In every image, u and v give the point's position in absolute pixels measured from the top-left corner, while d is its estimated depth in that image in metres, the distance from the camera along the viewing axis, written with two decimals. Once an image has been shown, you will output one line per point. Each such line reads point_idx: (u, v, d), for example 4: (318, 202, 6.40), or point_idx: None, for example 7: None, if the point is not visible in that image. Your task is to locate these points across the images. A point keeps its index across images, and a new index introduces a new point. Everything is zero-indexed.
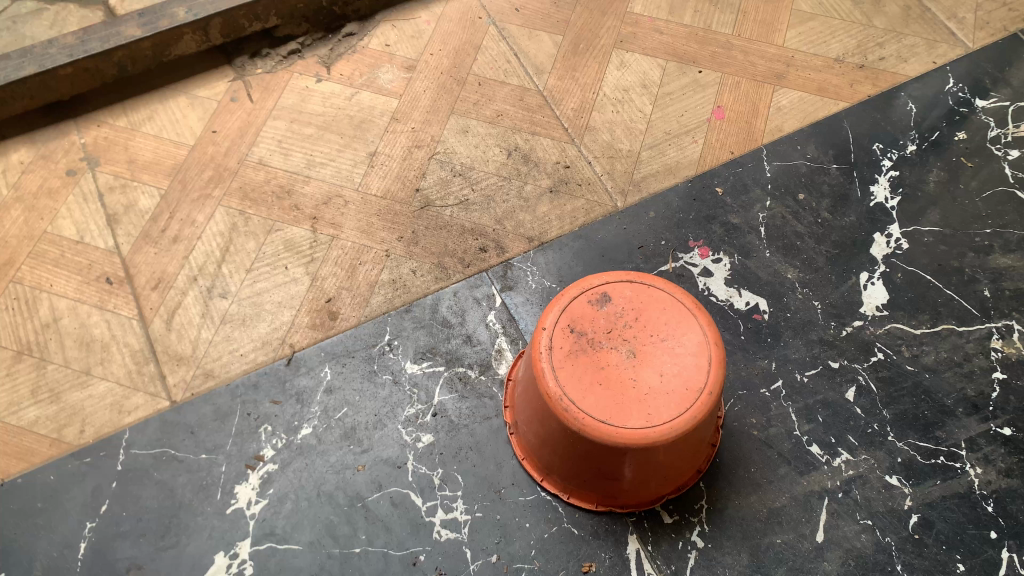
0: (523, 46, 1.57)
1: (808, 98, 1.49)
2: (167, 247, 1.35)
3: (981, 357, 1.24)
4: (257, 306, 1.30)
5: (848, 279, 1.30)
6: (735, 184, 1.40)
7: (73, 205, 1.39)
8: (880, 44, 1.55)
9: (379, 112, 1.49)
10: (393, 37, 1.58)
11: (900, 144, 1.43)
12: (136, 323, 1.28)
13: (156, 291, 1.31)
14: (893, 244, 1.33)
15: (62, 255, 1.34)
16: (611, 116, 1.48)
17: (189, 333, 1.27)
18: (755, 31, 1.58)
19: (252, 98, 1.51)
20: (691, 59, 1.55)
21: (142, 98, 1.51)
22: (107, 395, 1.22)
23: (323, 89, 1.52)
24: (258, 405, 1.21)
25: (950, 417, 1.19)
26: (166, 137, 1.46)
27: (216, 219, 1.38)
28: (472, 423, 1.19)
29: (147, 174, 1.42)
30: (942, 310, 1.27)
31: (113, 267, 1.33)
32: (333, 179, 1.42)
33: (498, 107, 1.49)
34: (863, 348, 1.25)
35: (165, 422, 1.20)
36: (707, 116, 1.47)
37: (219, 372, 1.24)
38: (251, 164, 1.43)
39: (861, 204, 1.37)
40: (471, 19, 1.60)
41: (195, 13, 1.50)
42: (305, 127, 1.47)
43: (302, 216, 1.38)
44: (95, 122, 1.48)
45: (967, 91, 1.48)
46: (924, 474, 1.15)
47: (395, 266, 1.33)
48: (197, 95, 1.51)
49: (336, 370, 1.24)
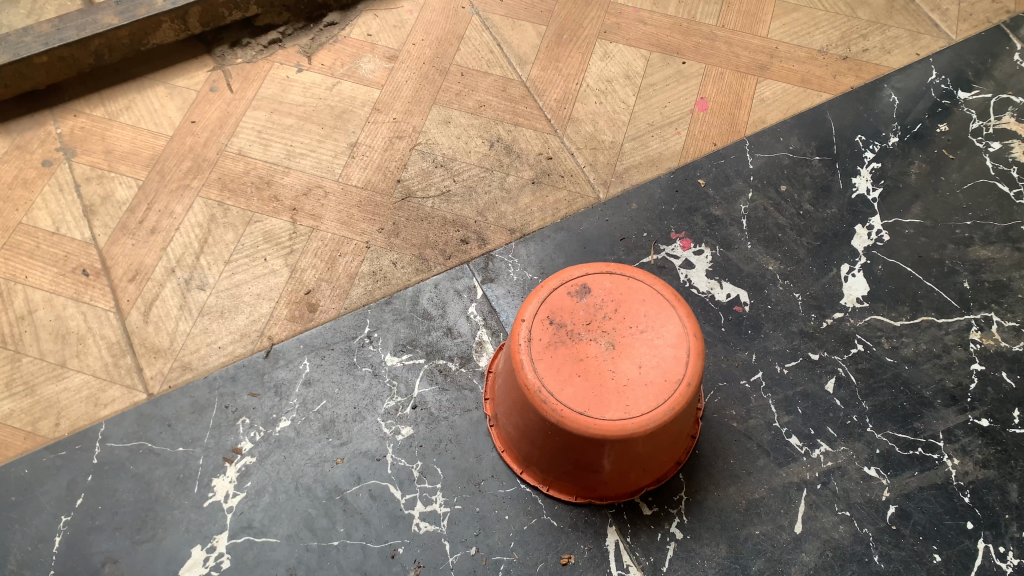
0: (506, 36, 1.56)
1: (791, 90, 1.48)
2: (145, 238, 1.34)
3: (960, 349, 1.24)
4: (235, 298, 1.29)
5: (829, 271, 1.30)
6: (717, 176, 1.39)
7: (49, 195, 1.37)
8: (864, 36, 1.55)
9: (360, 102, 1.48)
10: (376, 27, 1.57)
11: (882, 135, 1.43)
12: (113, 315, 1.27)
13: (133, 282, 1.30)
14: (874, 235, 1.33)
15: (37, 246, 1.33)
16: (594, 108, 1.47)
17: (166, 325, 1.26)
18: (740, 22, 1.57)
19: (232, 88, 1.49)
20: (675, 50, 1.54)
21: (120, 88, 1.49)
22: (82, 387, 1.21)
23: (303, 79, 1.51)
24: (236, 398, 1.20)
25: (929, 409, 1.19)
26: (144, 127, 1.45)
27: (194, 210, 1.36)
28: (452, 416, 1.19)
29: (125, 165, 1.40)
30: (922, 301, 1.27)
31: (90, 259, 1.32)
32: (313, 170, 1.40)
33: (481, 98, 1.48)
34: (844, 339, 1.24)
35: (142, 414, 1.19)
36: (690, 108, 1.46)
37: (196, 364, 1.23)
38: (230, 154, 1.42)
39: (843, 196, 1.37)
40: (454, 9, 1.59)
41: (173, 1, 1.48)
42: (285, 117, 1.46)
43: (281, 207, 1.37)
44: (72, 112, 1.46)
45: (950, 83, 1.48)
46: (902, 465, 1.15)
47: (375, 257, 1.32)
48: (176, 84, 1.50)
49: (315, 362, 1.23)
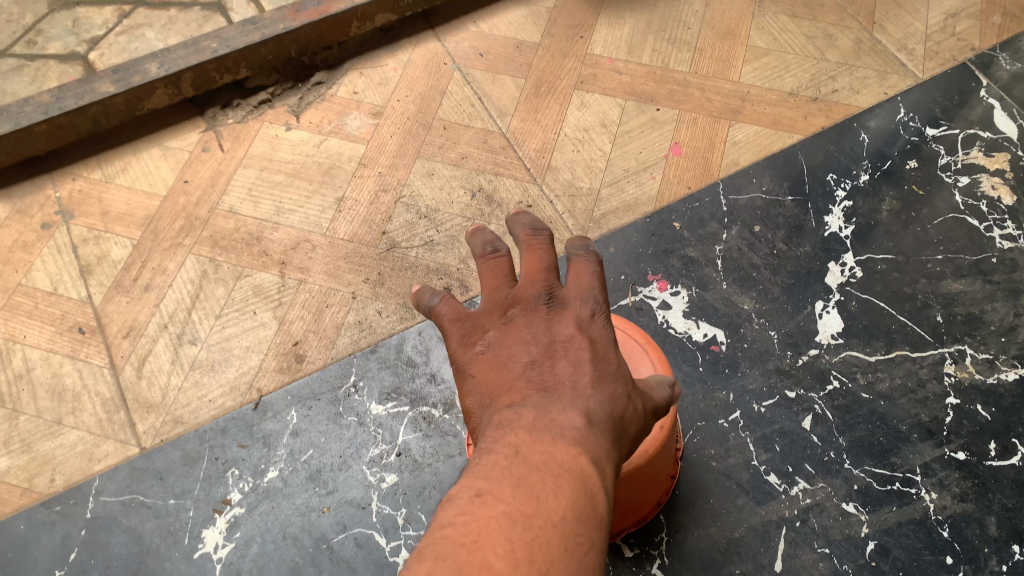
0: (486, 90, 1.59)
1: (764, 133, 1.51)
2: (139, 296, 1.38)
3: (935, 382, 1.25)
4: (225, 352, 1.32)
5: (804, 308, 1.33)
6: (692, 219, 1.42)
7: (48, 257, 1.43)
8: (833, 77, 1.57)
9: (347, 158, 1.52)
10: (361, 84, 1.61)
11: (854, 174, 1.45)
12: (107, 372, 1.31)
13: (127, 339, 1.34)
14: (847, 272, 1.36)
15: (36, 307, 1.38)
16: (572, 156, 1.50)
17: (159, 380, 1.30)
18: (712, 68, 1.60)
19: (223, 148, 1.54)
20: (650, 98, 1.57)
21: (116, 152, 1.55)
22: (77, 443, 1.25)
23: (292, 137, 1.55)
24: (226, 449, 1.24)
25: (906, 443, 1.21)
26: (139, 189, 1.50)
27: (186, 268, 1.41)
28: (435, 462, 1.21)
29: (121, 226, 1.46)
30: (896, 336, 1.29)
31: (86, 317, 1.37)
32: (300, 225, 1.45)
33: (463, 150, 1.52)
34: (820, 376, 1.27)
35: (134, 468, 1.22)
36: (665, 153, 1.50)
37: (188, 418, 1.27)
38: (221, 212, 1.47)
39: (815, 234, 1.40)
40: (436, 65, 1.63)
41: (167, 68, 1.53)
42: (274, 175, 1.51)
43: (270, 262, 1.41)
44: (70, 177, 1.52)
45: (919, 121, 1.50)
46: (880, 500, 1.17)
47: (361, 307, 1.36)
48: (169, 146, 1.55)
49: (301, 413, 1.26)
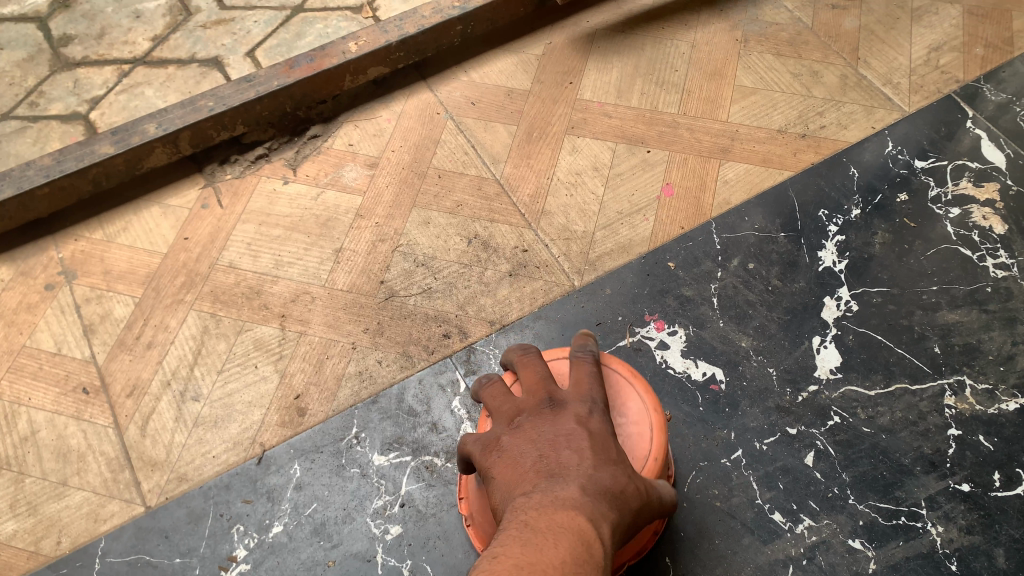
0: (479, 138, 1.62)
1: (754, 170, 1.53)
2: (141, 353, 1.40)
3: (936, 415, 1.26)
4: (228, 407, 1.33)
5: (801, 343, 1.33)
6: (687, 258, 1.44)
7: (51, 317, 1.45)
8: (821, 113, 1.60)
9: (344, 209, 1.54)
10: (356, 136, 1.64)
11: (845, 208, 1.47)
12: (112, 431, 1.33)
13: (130, 397, 1.36)
14: (843, 306, 1.36)
15: (40, 368, 1.39)
16: (565, 200, 1.52)
17: (163, 438, 1.31)
18: (700, 108, 1.62)
19: (222, 204, 1.57)
20: (640, 140, 1.59)
21: (117, 211, 1.58)
22: (83, 504, 1.26)
23: (289, 190, 1.58)
24: (231, 505, 1.24)
25: (910, 477, 1.21)
26: (140, 247, 1.52)
27: (188, 323, 1.42)
28: (439, 512, 1.22)
29: (123, 284, 1.48)
30: (895, 369, 1.30)
31: (90, 376, 1.38)
32: (300, 278, 1.47)
33: (458, 198, 1.54)
34: (820, 412, 1.27)
35: (140, 527, 1.23)
36: (657, 194, 1.51)
37: (192, 475, 1.28)
38: (221, 267, 1.48)
39: (810, 269, 1.41)
40: (429, 115, 1.66)
41: (165, 128, 1.55)
42: (273, 229, 1.53)
43: (271, 315, 1.43)
44: (73, 237, 1.55)
45: (907, 154, 1.52)
46: (887, 535, 1.17)
47: (361, 357, 1.37)
48: (169, 203, 1.58)
49: (304, 466, 1.27)
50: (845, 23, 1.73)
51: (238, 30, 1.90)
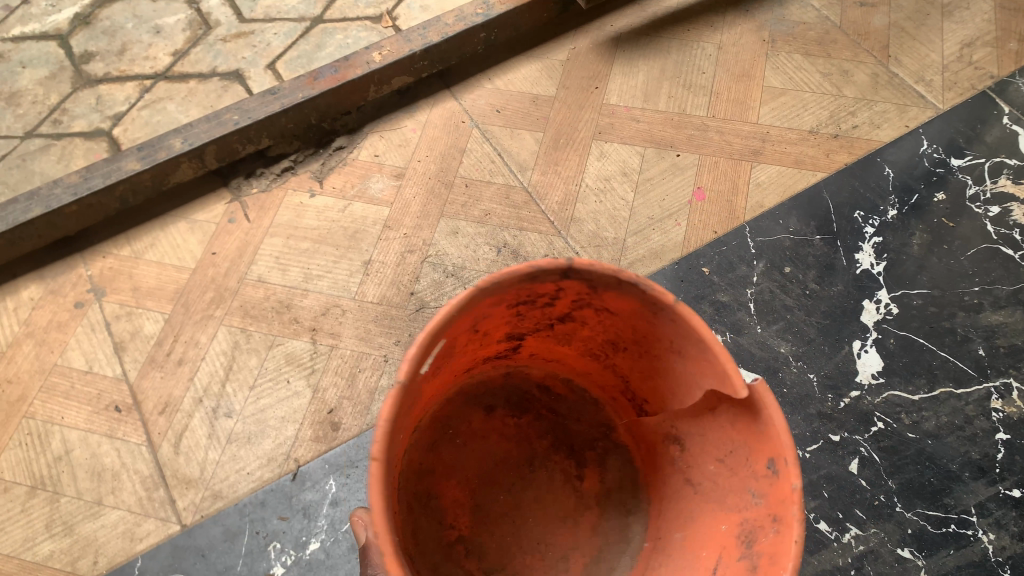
0: (505, 146, 1.60)
1: (787, 172, 1.51)
2: (172, 370, 1.39)
3: (982, 419, 1.23)
4: (261, 423, 1.32)
5: (841, 348, 1.31)
6: (721, 263, 1.41)
7: (82, 335, 1.44)
8: (853, 112, 1.57)
9: (372, 221, 1.53)
10: (382, 147, 1.63)
11: (881, 209, 1.44)
12: (145, 449, 1.32)
13: (163, 415, 1.35)
14: (882, 309, 1.34)
15: (72, 386, 1.39)
16: (595, 207, 1.50)
17: (197, 455, 1.30)
18: (729, 111, 1.60)
19: (249, 218, 1.56)
20: (669, 144, 1.57)
21: (143, 227, 1.57)
22: (119, 523, 1.26)
23: (316, 203, 1.56)
24: (267, 522, 1.23)
25: (958, 483, 1.19)
26: (168, 263, 1.52)
27: (218, 339, 1.41)
28: None
29: (152, 301, 1.47)
30: (938, 372, 1.27)
31: (122, 394, 1.38)
32: (330, 291, 1.45)
33: (486, 207, 1.53)
34: (864, 417, 1.24)
35: (176, 546, 1.22)
36: (688, 199, 1.49)
37: (227, 492, 1.27)
38: (250, 282, 1.47)
39: (847, 272, 1.38)
40: (453, 123, 1.65)
41: (190, 143, 1.54)
42: (301, 242, 1.52)
43: (302, 329, 1.41)
44: (100, 254, 1.54)
45: (943, 152, 1.49)
46: (937, 544, 1.15)
47: (394, 370, 1.36)
48: (196, 219, 1.57)
49: (340, 481, 1.26)
50: (873, 21, 1.70)
51: (258, 43, 1.90)
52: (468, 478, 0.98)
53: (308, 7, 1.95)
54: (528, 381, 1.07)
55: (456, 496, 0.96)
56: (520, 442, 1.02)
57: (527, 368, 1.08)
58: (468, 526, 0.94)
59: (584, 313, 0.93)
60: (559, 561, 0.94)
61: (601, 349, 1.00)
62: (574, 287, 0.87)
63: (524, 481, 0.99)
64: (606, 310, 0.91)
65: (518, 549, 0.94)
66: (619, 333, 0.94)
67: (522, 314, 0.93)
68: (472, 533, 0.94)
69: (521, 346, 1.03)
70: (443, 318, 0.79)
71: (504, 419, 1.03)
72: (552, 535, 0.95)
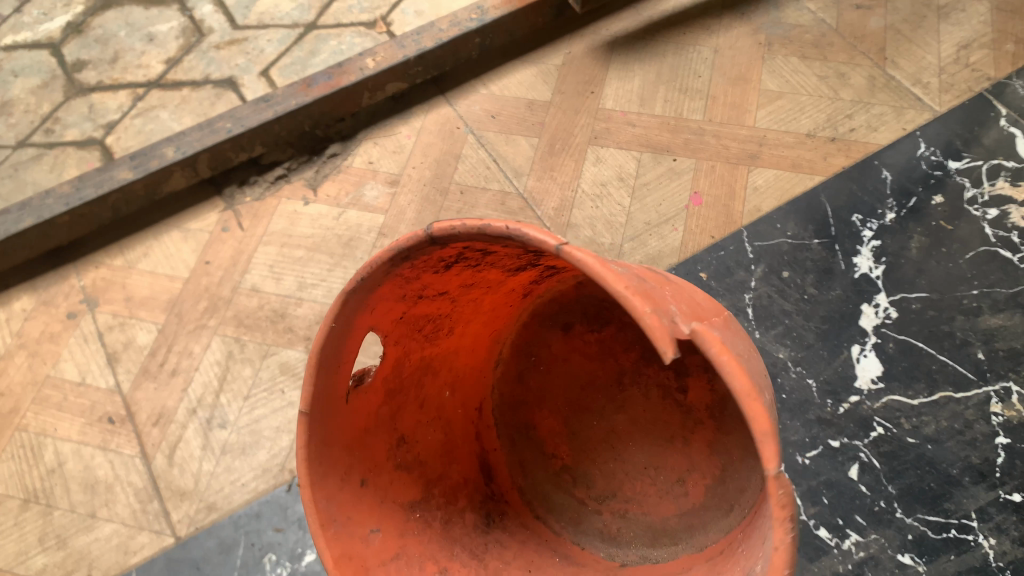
0: (501, 151, 1.60)
1: (784, 176, 1.50)
2: (166, 380, 1.38)
3: (982, 423, 1.22)
4: (255, 433, 1.31)
5: (840, 353, 1.29)
6: (718, 268, 1.40)
7: (74, 346, 1.43)
8: (849, 116, 1.57)
9: (366, 228, 1.52)
10: (376, 153, 1.62)
11: (879, 213, 1.42)
12: (139, 461, 1.31)
13: (157, 426, 1.33)
14: (881, 313, 1.32)
15: (65, 398, 1.38)
16: (591, 212, 1.50)
17: (190, 467, 1.29)
18: (726, 114, 1.59)
19: (243, 227, 1.55)
20: (666, 148, 1.56)
21: (137, 237, 1.56)
22: (112, 536, 1.25)
23: (311, 211, 1.55)
24: (262, 534, 1.22)
25: (958, 488, 1.17)
26: (161, 272, 1.51)
27: (212, 349, 1.40)
28: None
29: (145, 311, 1.46)
30: (938, 376, 1.26)
31: (115, 405, 1.36)
32: (324, 299, 1.44)
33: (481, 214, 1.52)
34: (863, 423, 1.23)
35: (171, 559, 1.22)
36: (685, 204, 1.49)
37: (222, 503, 1.25)
38: (244, 291, 1.46)
39: (846, 276, 1.37)
40: (448, 130, 1.64)
41: (182, 151, 1.53)
42: (295, 250, 1.51)
43: (296, 338, 1.40)
44: (93, 264, 1.53)
45: (940, 154, 1.47)
46: (937, 550, 1.13)
47: None
48: (189, 228, 1.56)
49: None
50: (870, 23, 1.69)
51: (251, 49, 1.89)
52: (559, 408, 1.08)
53: (302, 13, 1.93)
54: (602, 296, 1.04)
55: (554, 425, 1.08)
56: (606, 361, 1.07)
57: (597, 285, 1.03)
58: (571, 456, 1.05)
59: (535, 251, 0.79)
60: (663, 478, 0.99)
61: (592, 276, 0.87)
62: (478, 243, 0.77)
63: (616, 402, 1.05)
64: (545, 248, 0.75)
65: (620, 472, 1.02)
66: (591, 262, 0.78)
67: (480, 266, 0.87)
68: (576, 461, 1.05)
69: (551, 275, 0.99)
70: (376, 301, 0.81)
71: (584, 337, 1.08)
72: (653, 456, 1.01)
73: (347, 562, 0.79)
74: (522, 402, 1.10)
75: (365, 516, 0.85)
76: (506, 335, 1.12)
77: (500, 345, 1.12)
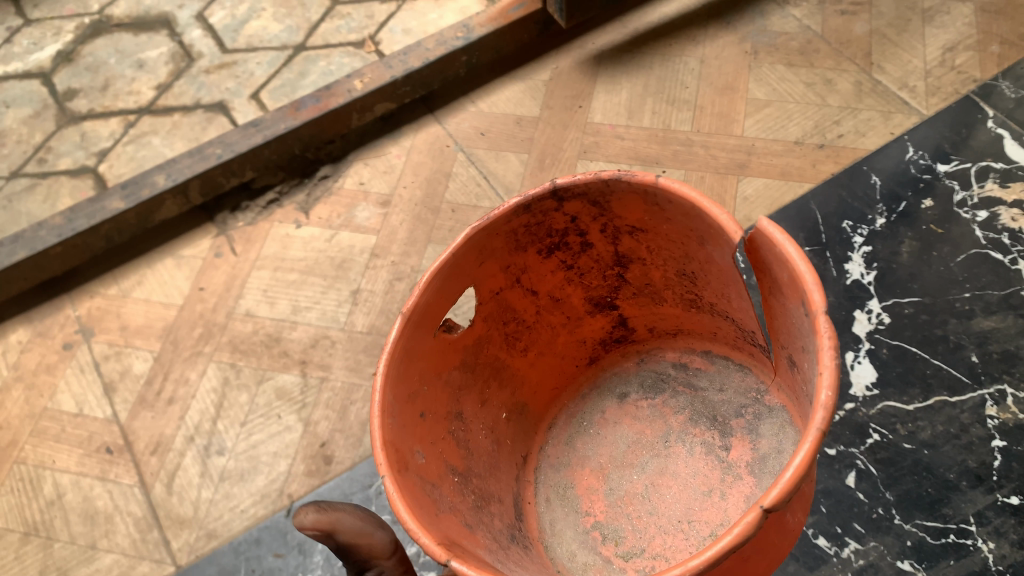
0: (490, 168, 1.60)
1: (773, 184, 1.51)
2: (163, 409, 1.38)
3: (978, 426, 1.21)
4: (253, 459, 1.31)
5: (834, 360, 1.30)
6: None
7: (71, 377, 1.44)
8: (837, 122, 1.57)
9: (358, 249, 1.52)
10: (367, 174, 1.63)
11: (869, 218, 1.43)
12: (137, 490, 1.31)
13: (155, 455, 1.34)
14: (874, 319, 1.32)
15: (63, 429, 1.38)
16: None
17: (189, 495, 1.29)
18: (714, 124, 1.60)
19: (236, 252, 1.55)
20: (655, 160, 1.57)
21: (131, 266, 1.57)
22: (113, 566, 1.25)
23: (303, 234, 1.56)
24: (262, 560, 1.20)
25: (956, 492, 1.16)
26: (155, 300, 1.51)
27: (208, 375, 1.41)
28: None
29: (140, 339, 1.46)
30: (932, 381, 1.25)
31: (113, 435, 1.37)
32: (318, 322, 1.44)
33: None
34: (858, 430, 1.23)
35: None
36: None
37: (221, 531, 1.25)
38: (238, 316, 1.47)
39: (837, 283, 1.37)
40: (438, 148, 1.64)
41: (173, 179, 1.55)
42: (288, 274, 1.51)
43: (291, 362, 1.40)
44: (88, 294, 1.54)
45: (928, 158, 1.47)
46: (936, 556, 1.12)
47: None
48: (183, 254, 1.57)
49: None
50: (855, 29, 1.70)
51: (241, 73, 1.89)
52: (604, 464, 1.02)
53: (290, 35, 1.94)
54: (665, 363, 1.09)
55: (593, 482, 1.01)
56: (659, 422, 1.04)
57: (662, 349, 1.11)
58: (605, 511, 0.98)
59: (626, 240, 0.96)
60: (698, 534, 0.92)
61: (664, 287, 1.02)
62: (586, 215, 0.93)
63: (661, 458, 1.00)
64: (640, 230, 0.93)
65: (654, 529, 0.95)
66: (672, 251, 0.94)
67: (574, 267, 1.01)
68: (610, 517, 0.97)
69: (625, 317, 1.09)
70: (488, 251, 0.91)
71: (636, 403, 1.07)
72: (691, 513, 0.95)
73: (391, 452, 0.78)
74: (565, 461, 1.05)
75: (416, 438, 0.84)
76: (566, 397, 1.10)
77: (557, 406, 1.10)
